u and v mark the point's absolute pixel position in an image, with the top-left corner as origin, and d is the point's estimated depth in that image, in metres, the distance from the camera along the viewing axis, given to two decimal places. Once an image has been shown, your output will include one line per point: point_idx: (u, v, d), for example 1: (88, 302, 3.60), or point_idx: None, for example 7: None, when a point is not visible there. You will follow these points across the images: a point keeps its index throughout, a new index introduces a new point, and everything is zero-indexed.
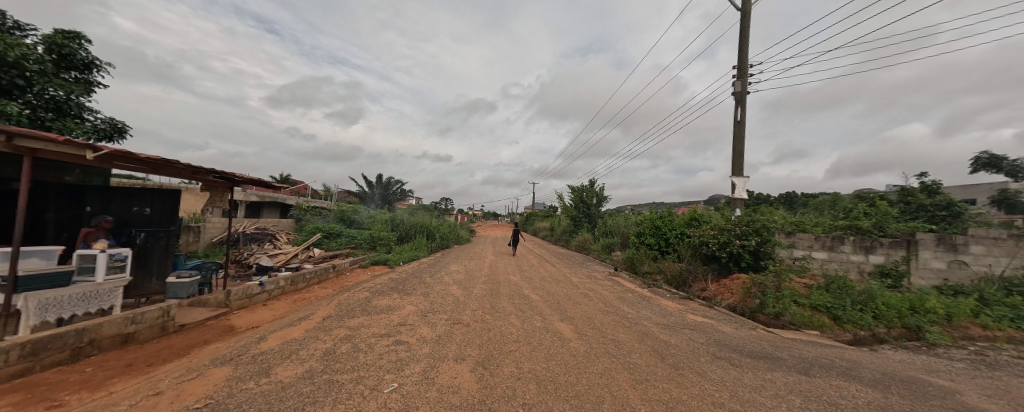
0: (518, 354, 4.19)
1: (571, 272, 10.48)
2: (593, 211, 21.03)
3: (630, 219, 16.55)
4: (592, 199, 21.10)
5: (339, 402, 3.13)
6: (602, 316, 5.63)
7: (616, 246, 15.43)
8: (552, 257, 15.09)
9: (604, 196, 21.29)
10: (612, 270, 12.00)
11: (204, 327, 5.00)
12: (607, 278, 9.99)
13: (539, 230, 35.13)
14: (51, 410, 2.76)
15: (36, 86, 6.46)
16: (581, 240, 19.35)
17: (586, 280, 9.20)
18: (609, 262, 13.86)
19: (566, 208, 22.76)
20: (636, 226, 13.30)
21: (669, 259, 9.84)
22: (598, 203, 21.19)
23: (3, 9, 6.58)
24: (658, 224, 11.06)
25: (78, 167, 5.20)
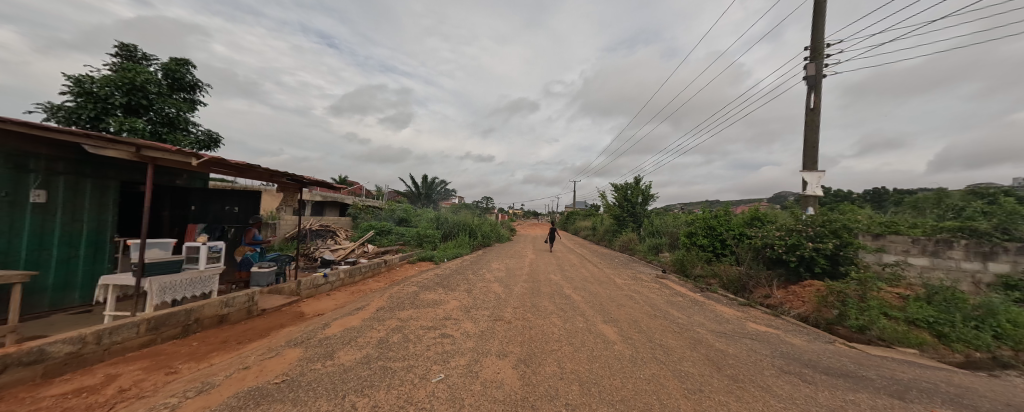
0: (560, 354, 4.15)
1: (616, 274, 10.11)
2: (638, 210, 20.09)
3: (679, 218, 15.53)
4: (638, 197, 20.18)
5: (392, 388, 3.35)
6: (649, 319, 5.37)
7: (664, 246, 14.60)
8: (594, 257, 14.70)
9: (650, 194, 20.24)
10: (660, 272, 11.38)
11: (280, 312, 5.66)
12: (654, 281, 9.50)
13: (580, 230, 34.49)
14: (169, 375, 3.33)
15: (155, 106, 7.76)
16: (625, 240, 18.65)
17: (632, 282, 8.82)
18: (656, 264, 13.13)
19: (608, 206, 22.03)
20: (686, 226, 12.47)
21: (726, 262, 9.08)
22: (643, 201, 20.23)
23: (135, 44, 8.02)
24: (712, 224, 10.26)
25: (184, 172, 6.15)
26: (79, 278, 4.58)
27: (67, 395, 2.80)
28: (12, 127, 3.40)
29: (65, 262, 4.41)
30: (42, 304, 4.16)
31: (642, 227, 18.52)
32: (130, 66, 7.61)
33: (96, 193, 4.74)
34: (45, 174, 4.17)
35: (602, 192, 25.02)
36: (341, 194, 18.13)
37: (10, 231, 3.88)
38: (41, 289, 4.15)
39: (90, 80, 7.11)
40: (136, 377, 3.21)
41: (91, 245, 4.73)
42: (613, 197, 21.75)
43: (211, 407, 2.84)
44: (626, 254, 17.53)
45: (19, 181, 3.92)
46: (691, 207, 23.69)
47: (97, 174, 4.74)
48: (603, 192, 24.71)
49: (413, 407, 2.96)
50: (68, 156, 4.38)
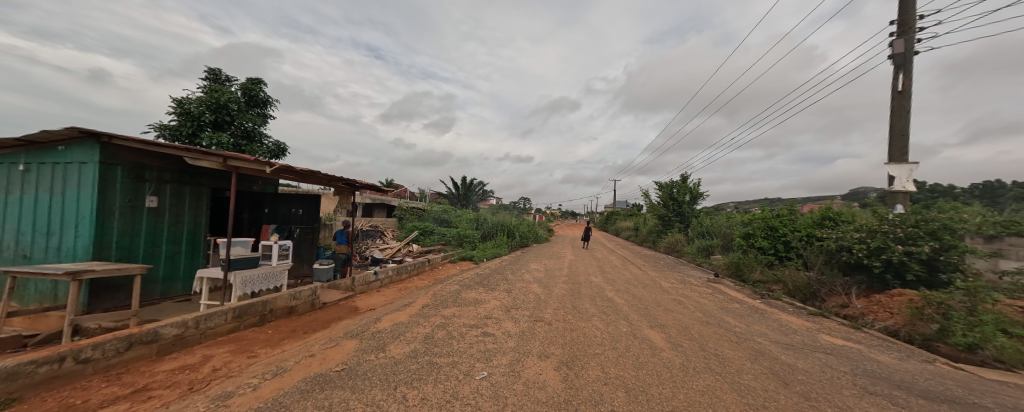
0: (603, 358, 4.03)
1: (663, 277, 9.60)
2: (685, 210, 18.92)
3: (733, 218, 14.36)
4: (685, 196, 19.04)
5: (439, 382, 3.49)
6: (701, 326, 5.04)
7: (715, 248, 13.60)
8: (637, 259, 14.12)
9: (699, 192, 18.97)
10: (712, 276, 10.62)
11: (338, 305, 6.15)
12: (706, 285, 8.88)
13: (621, 230, 33.26)
14: (251, 358, 3.78)
15: (236, 121, 8.85)
16: (670, 241, 17.66)
17: (681, 286, 8.33)
18: (708, 268, 12.25)
19: (652, 206, 21.03)
20: (743, 227, 11.49)
21: (791, 267, 8.23)
22: (691, 200, 19.04)
23: (220, 68, 9.21)
24: (774, 224, 9.35)
25: (259, 178, 6.92)
26: (181, 271, 5.35)
27: (175, 371, 3.29)
28: (133, 144, 4.09)
29: (170, 258, 5.17)
30: (155, 292, 4.92)
31: (690, 227, 17.40)
32: (217, 87, 8.76)
33: (193, 198, 5.50)
34: (155, 183, 4.92)
35: (645, 191, 23.95)
36: (388, 196, 19.34)
37: (131, 231, 4.63)
38: (154, 280, 4.90)
39: (187, 102, 8.31)
40: (225, 358, 3.68)
41: (190, 243, 5.49)
42: (657, 196, 20.74)
43: (285, 389, 3.18)
44: (672, 256, 16.60)
45: (137, 189, 4.67)
46: (748, 206, 21.70)
47: (194, 182, 5.49)
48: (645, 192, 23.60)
49: (460, 402, 3.07)
50: (173, 167, 5.14)
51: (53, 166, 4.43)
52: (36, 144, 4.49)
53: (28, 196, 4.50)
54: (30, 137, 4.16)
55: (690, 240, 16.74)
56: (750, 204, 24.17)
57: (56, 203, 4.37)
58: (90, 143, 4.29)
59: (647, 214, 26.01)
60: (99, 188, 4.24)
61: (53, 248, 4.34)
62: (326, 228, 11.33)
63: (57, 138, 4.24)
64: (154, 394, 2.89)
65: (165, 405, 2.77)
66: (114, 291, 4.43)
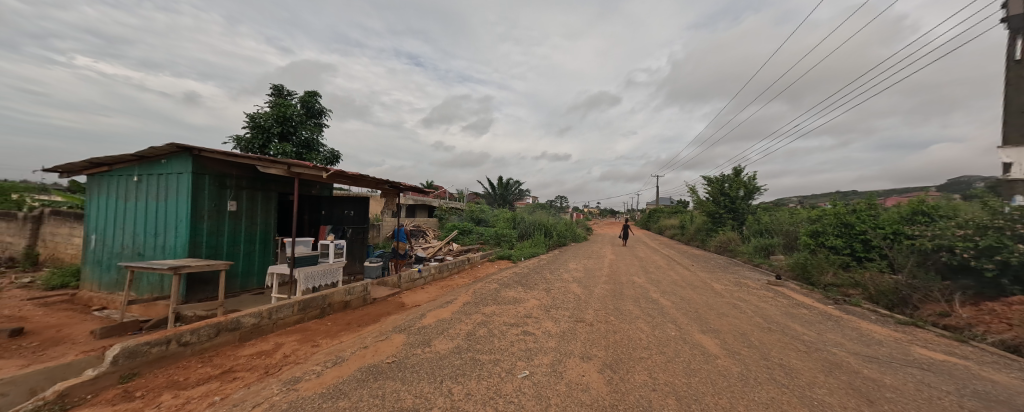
0: (650, 363, 3.85)
1: (716, 278, 8.95)
2: (739, 206, 17.48)
3: (797, 215, 12.98)
4: (738, 191, 17.63)
5: (482, 379, 3.56)
6: (761, 333, 4.62)
7: (776, 248, 12.40)
8: (684, 259, 13.33)
9: (755, 187, 17.46)
10: (772, 278, 9.69)
11: (386, 301, 6.53)
12: (766, 287, 8.12)
13: (665, 229, 31.57)
14: (314, 347, 4.14)
15: (297, 132, 9.75)
16: (722, 240, 16.42)
17: (736, 288, 7.70)
18: (767, 269, 11.20)
19: (699, 202, 19.73)
20: (809, 224, 10.35)
21: (873, 269, 7.28)
22: (746, 195, 17.59)
23: (283, 85, 10.20)
24: (850, 221, 8.30)
25: (317, 183, 7.54)
26: (256, 267, 6.00)
27: (254, 356, 3.71)
28: (216, 155, 4.67)
29: (247, 256, 5.83)
30: (236, 286, 5.59)
31: (746, 225, 16.05)
32: (281, 102, 9.74)
33: (264, 202, 6.13)
34: (234, 189, 5.57)
35: (691, 187, 22.56)
36: (428, 198, 20.14)
37: (217, 232, 5.30)
38: (234, 275, 5.56)
39: (258, 116, 9.34)
40: (294, 347, 4.07)
41: (263, 242, 6.13)
42: (706, 192, 19.40)
43: (344, 377, 3.45)
44: (725, 256, 15.42)
45: (220, 195, 5.33)
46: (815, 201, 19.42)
47: (265, 188, 6.13)
48: (692, 188, 22.18)
49: (503, 399, 3.10)
50: (248, 174, 5.79)
51: (158, 177, 5.21)
52: (145, 159, 5.31)
53: (140, 203, 5.33)
54: (142, 152, 4.94)
55: (745, 239, 15.42)
56: (817, 199, 21.67)
57: (160, 208, 5.13)
58: (185, 156, 4.98)
59: (695, 211, 24.36)
60: (192, 196, 4.91)
61: (159, 247, 5.10)
62: (373, 228, 12.08)
63: (161, 153, 4.98)
64: (238, 375, 3.28)
65: (247, 385, 3.14)
66: (204, 284, 5.09)
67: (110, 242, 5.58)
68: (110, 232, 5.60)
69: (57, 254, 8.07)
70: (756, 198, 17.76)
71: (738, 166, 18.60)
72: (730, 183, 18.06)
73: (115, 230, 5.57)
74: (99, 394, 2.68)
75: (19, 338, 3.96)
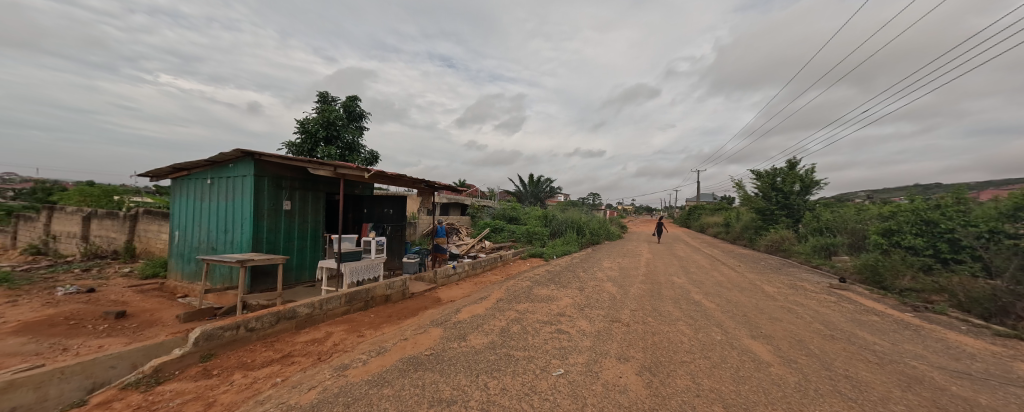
0: (693, 367, 3.66)
1: (767, 280, 8.28)
2: (794, 201, 16.04)
3: (865, 211, 11.64)
4: (793, 185, 16.17)
5: (517, 375, 3.59)
6: (823, 341, 4.22)
7: (839, 248, 11.23)
8: (729, 259, 12.49)
9: (814, 181, 15.91)
10: (835, 281, 8.79)
11: (424, 296, 6.80)
12: (828, 291, 7.38)
13: (708, 227, 29.72)
14: (360, 338, 4.40)
15: (341, 135, 10.40)
16: (774, 239, 15.16)
17: (791, 291, 7.08)
18: (827, 271, 10.20)
19: (747, 198, 18.41)
20: (882, 221, 9.25)
21: (965, 273, 6.39)
22: (802, 190, 16.10)
23: (327, 91, 10.92)
24: (941, 220, 7.30)
25: (359, 183, 8.00)
26: (308, 262, 6.49)
27: (308, 343, 4.03)
28: (274, 159, 5.12)
29: (300, 251, 6.33)
30: (291, 278, 6.10)
31: (803, 223, 14.69)
32: (326, 107, 10.43)
33: (314, 201, 6.61)
34: (288, 190, 6.07)
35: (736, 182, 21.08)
36: (460, 196, 20.62)
37: (275, 229, 5.82)
38: (290, 269, 6.07)
39: (306, 122, 10.09)
40: (342, 336, 4.36)
41: (313, 238, 6.61)
42: (755, 187, 18.03)
43: (387, 366, 3.65)
44: (777, 257, 14.23)
45: (277, 195, 5.84)
46: (888, 196, 17.28)
47: (315, 188, 6.60)
48: (738, 184, 20.67)
49: (538, 396, 3.11)
50: (300, 176, 6.27)
51: (225, 179, 5.83)
52: (214, 163, 5.96)
53: (212, 203, 6.00)
54: (213, 158, 5.54)
55: (801, 239, 14.13)
56: (893, 193, 19.20)
57: (228, 208, 5.74)
58: (249, 160, 5.52)
59: (742, 208, 22.70)
60: (254, 196, 5.44)
61: (229, 242, 5.71)
62: (410, 226, 12.60)
63: (228, 158, 5.56)
64: (296, 360, 3.59)
65: (304, 369, 3.42)
66: (265, 276, 5.62)
67: (189, 237, 6.33)
68: (189, 229, 6.35)
69: (149, 248, 9.30)
70: (814, 193, 16.19)
71: (792, 158, 17.08)
72: (783, 177, 16.62)
73: (192, 227, 6.32)
74: (185, 371, 3.09)
75: (123, 319, 4.63)
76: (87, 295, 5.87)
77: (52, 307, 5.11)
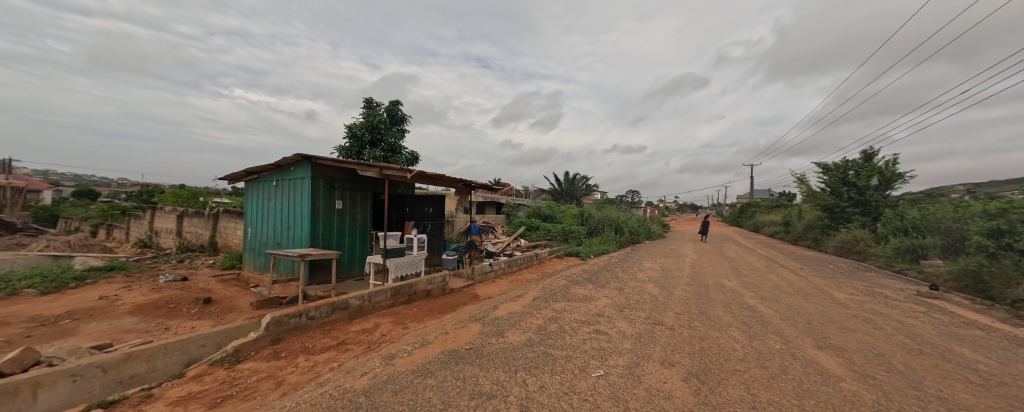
0: (748, 377, 3.39)
1: (836, 285, 7.42)
2: (870, 197, 14.19)
3: (966, 208, 9.98)
4: (870, 179, 14.29)
5: (555, 374, 3.57)
6: (909, 356, 3.69)
7: (929, 250, 9.74)
8: (789, 261, 11.38)
9: (897, 173, 13.95)
10: (923, 288, 7.66)
11: (462, 291, 7.00)
12: (915, 300, 6.45)
13: (764, 226, 27.25)
14: (404, 330, 4.64)
15: (384, 137, 11.03)
16: (846, 239, 13.52)
17: (868, 299, 6.27)
18: (913, 277, 8.92)
19: (811, 195, 16.63)
20: (989, 219, 7.87)
21: None
22: (881, 185, 14.17)
23: (372, 97, 11.61)
24: None
25: (401, 184, 8.43)
26: (358, 257, 6.97)
27: (359, 332, 4.33)
28: (327, 161, 5.57)
29: (351, 246, 6.82)
30: (343, 272, 6.60)
31: (882, 221, 12.94)
32: (371, 112, 11.09)
33: (362, 201, 7.07)
34: (340, 190, 6.55)
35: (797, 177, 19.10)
36: (495, 195, 20.90)
37: (329, 226, 6.33)
38: (342, 263, 6.58)
39: (354, 127, 10.82)
40: (388, 327, 4.63)
41: (362, 235, 7.08)
42: (821, 181, 16.22)
43: (430, 357, 3.82)
44: (849, 260, 12.67)
45: (330, 195, 6.34)
46: (998, 190, 14.59)
47: (363, 188, 7.07)
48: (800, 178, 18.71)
49: (578, 396, 3.07)
50: (350, 177, 6.74)
51: (287, 181, 6.46)
52: (278, 167, 6.62)
53: (277, 203, 6.68)
54: (277, 162, 6.16)
55: (879, 240, 12.48)
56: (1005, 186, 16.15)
57: (290, 207, 6.35)
58: (307, 164, 6.05)
59: (804, 205, 20.54)
60: (312, 197, 5.97)
61: (291, 238, 6.31)
62: (448, 224, 13.05)
63: (289, 162, 6.15)
64: (349, 347, 3.88)
65: (356, 356, 3.70)
66: (321, 270, 6.14)
67: (259, 233, 7.09)
68: (258, 226, 7.12)
69: (226, 243, 10.59)
70: (896, 188, 14.20)
71: (868, 148, 15.12)
72: (858, 170, 14.76)
73: (261, 224, 7.09)
74: (259, 351, 3.49)
75: (209, 305, 5.32)
76: (180, 282, 6.84)
77: (155, 292, 6.03)
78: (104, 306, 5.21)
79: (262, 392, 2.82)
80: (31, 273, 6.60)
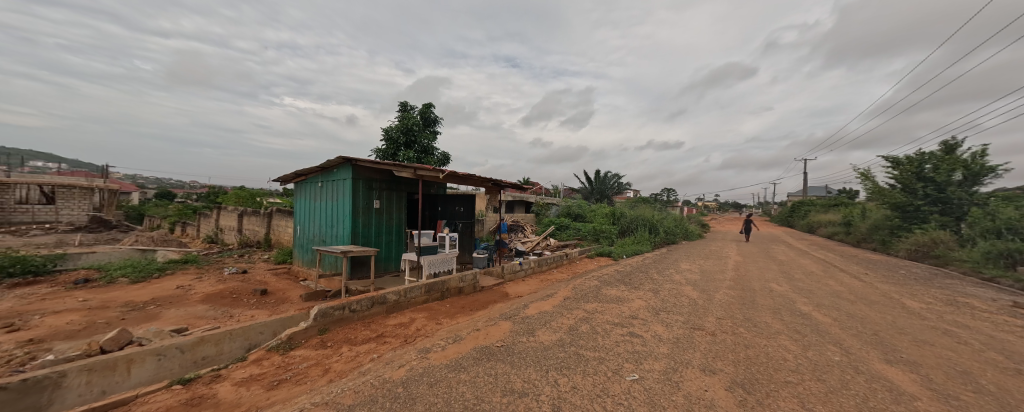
0: (801, 389, 3.13)
1: (909, 293, 6.60)
2: (951, 194, 12.47)
3: None
4: (951, 173, 12.57)
5: (588, 376, 3.51)
6: (1004, 377, 3.19)
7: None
8: (849, 265, 10.31)
9: (987, 166, 12.12)
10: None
11: (492, 290, 7.08)
12: (1013, 312, 5.57)
13: (821, 226, 24.85)
14: (437, 325, 4.79)
15: (418, 139, 11.44)
16: (922, 242, 11.99)
17: (950, 310, 5.52)
18: (1010, 286, 7.71)
19: (881, 191, 14.95)
20: None
21: None
22: (966, 180, 12.39)
23: (407, 100, 12.08)
24: None
25: (434, 184, 8.71)
26: (394, 254, 7.30)
27: (396, 326, 4.53)
28: (366, 163, 5.88)
29: (388, 244, 7.15)
30: (381, 268, 6.95)
31: (968, 221, 11.33)
32: (406, 115, 11.55)
33: (397, 200, 7.39)
34: (378, 190, 6.90)
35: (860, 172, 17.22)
36: (523, 194, 20.93)
37: (368, 224, 6.68)
38: (380, 260, 6.93)
39: (391, 130, 11.33)
40: (423, 322, 4.81)
41: (398, 233, 7.40)
42: (891, 177, 14.48)
43: (463, 353, 3.91)
44: (925, 265, 11.23)
45: (369, 195, 6.69)
46: None
47: (398, 188, 7.38)
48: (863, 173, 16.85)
49: (612, 399, 2.99)
50: (386, 178, 7.06)
51: (330, 182, 6.91)
52: (322, 169, 7.10)
53: (322, 202, 7.17)
54: (321, 164, 6.60)
55: (964, 243, 10.94)
56: None
57: (333, 206, 6.79)
58: (348, 166, 6.43)
59: (869, 203, 18.46)
60: (352, 197, 6.34)
61: (334, 235, 6.75)
62: (478, 223, 13.29)
63: (332, 164, 6.57)
64: (388, 340, 4.08)
65: (394, 349, 3.88)
66: (361, 265, 6.51)
67: (306, 231, 7.66)
68: (306, 224, 7.68)
69: (278, 239, 11.55)
70: (986, 183, 12.38)
71: (950, 138, 13.30)
72: (937, 163, 13.06)
73: (308, 222, 7.65)
74: (309, 340, 3.78)
75: (264, 296, 5.84)
76: (240, 274, 7.56)
77: (220, 283, 6.73)
78: (180, 295, 5.90)
79: (312, 377, 3.05)
80: (124, 265, 7.62)
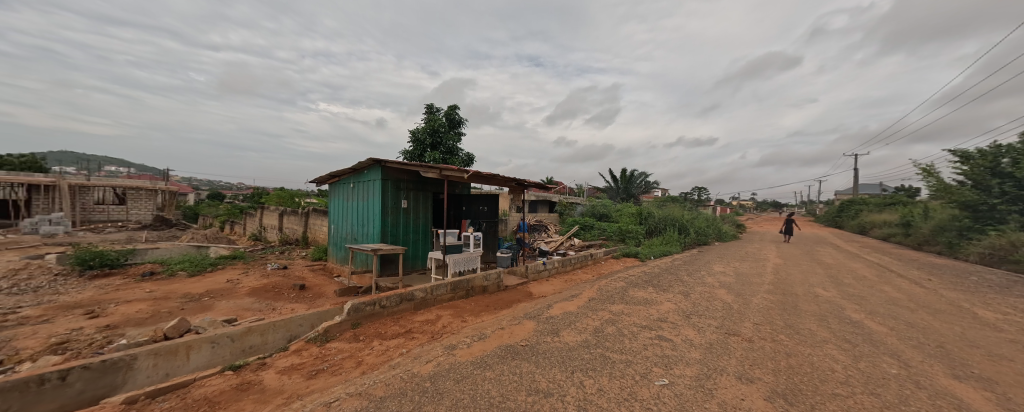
0: (851, 403, 2.89)
1: (983, 302, 5.91)
2: None
3: None
4: None
5: (615, 378, 3.44)
6: None
7: None
8: (908, 270, 9.39)
9: None
10: None
11: (515, 289, 7.09)
12: None
13: (874, 227, 22.74)
14: (462, 323, 4.88)
15: (444, 140, 11.69)
16: (998, 245, 10.68)
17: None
18: None
19: (947, 189, 13.46)
20: None
21: None
22: None
23: (433, 103, 12.38)
24: None
25: (458, 184, 8.86)
26: (421, 252, 7.51)
27: (423, 322, 4.66)
28: (394, 164, 6.09)
29: (415, 243, 7.37)
30: (408, 265, 7.18)
31: None
32: (432, 117, 11.83)
33: (424, 200, 7.58)
34: (405, 190, 7.12)
35: (921, 167, 15.60)
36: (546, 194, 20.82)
37: (396, 223, 6.91)
38: (408, 258, 7.15)
39: (417, 132, 11.66)
40: (448, 319, 4.91)
41: (425, 232, 7.60)
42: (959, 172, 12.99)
43: (488, 351, 3.96)
44: (1001, 270, 10.00)
45: (397, 195, 6.92)
46: None
47: (424, 188, 7.57)
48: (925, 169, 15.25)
49: (640, 404, 2.92)
50: (413, 178, 7.27)
51: (361, 183, 7.22)
52: (354, 170, 7.43)
53: (354, 202, 7.51)
54: (353, 166, 6.90)
55: None
56: None
57: (364, 206, 7.09)
58: (378, 167, 6.68)
59: (933, 202, 16.66)
60: (382, 197, 6.60)
61: (365, 234, 7.05)
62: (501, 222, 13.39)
63: (363, 165, 6.86)
64: (415, 335, 4.21)
65: (422, 344, 3.99)
66: (390, 263, 6.75)
67: (339, 229, 8.05)
68: (339, 223, 8.08)
69: (313, 237, 12.25)
70: None
71: None
72: (1017, 157, 11.59)
73: (341, 221, 8.04)
74: (343, 333, 3.97)
75: (302, 291, 6.21)
76: (280, 270, 8.08)
77: (264, 277, 7.24)
78: (229, 288, 6.40)
79: (346, 369, 3.20)
80: (183, 260, 8.40)
